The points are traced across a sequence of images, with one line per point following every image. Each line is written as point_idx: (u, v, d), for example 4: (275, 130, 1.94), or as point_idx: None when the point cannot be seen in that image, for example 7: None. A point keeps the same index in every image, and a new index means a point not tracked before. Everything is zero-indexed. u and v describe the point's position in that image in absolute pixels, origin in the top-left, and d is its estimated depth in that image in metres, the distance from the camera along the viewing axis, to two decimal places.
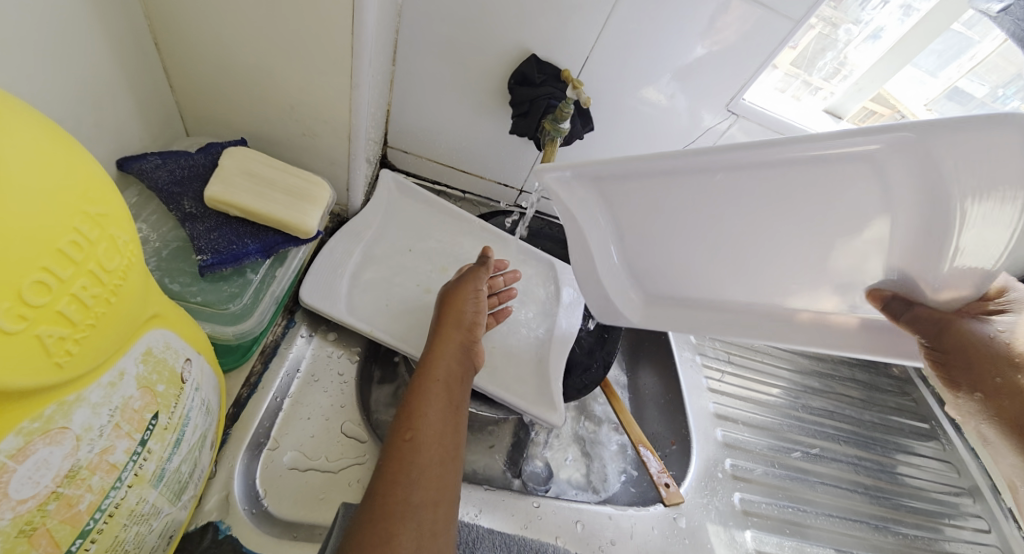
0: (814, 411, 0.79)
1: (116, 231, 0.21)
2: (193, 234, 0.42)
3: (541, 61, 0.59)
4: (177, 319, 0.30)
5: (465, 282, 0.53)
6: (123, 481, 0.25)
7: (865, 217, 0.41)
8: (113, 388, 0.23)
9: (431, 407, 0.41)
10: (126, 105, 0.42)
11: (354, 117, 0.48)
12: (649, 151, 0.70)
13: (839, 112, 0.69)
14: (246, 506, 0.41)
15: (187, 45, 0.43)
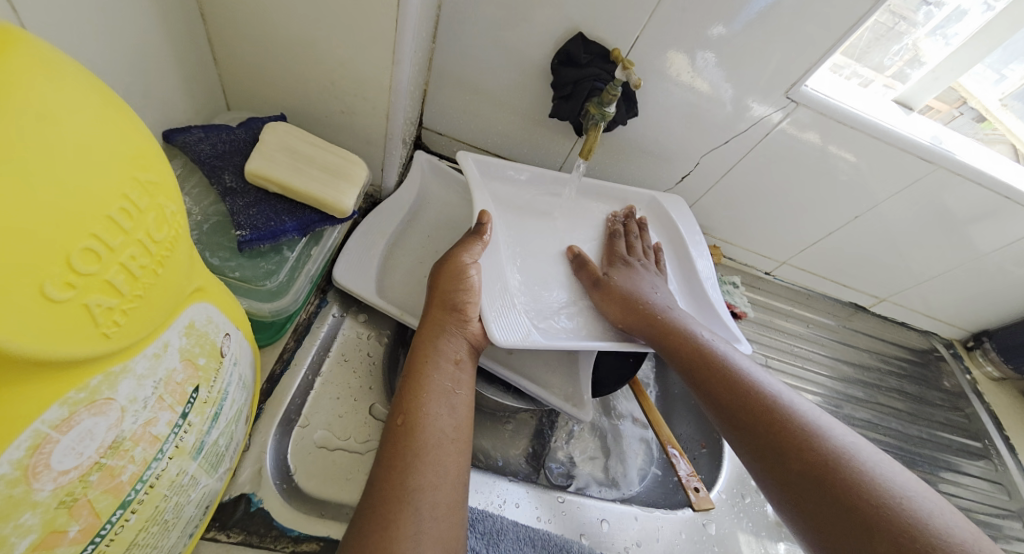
0: (855, 422, 0.75)
1: (164, 200, 0.20)
2: (232, 209, 0.41)
3: (587, 40, 0.56)
4: (220, 294, 0.29)
5: (454, 257, 0.48)
6: (164, 453, 0.24)
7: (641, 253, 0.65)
8: (158, 359, 0.22)
9: (425, 393, 0.40)
10: (171, 76, 0.42)
11: (394, 94, 0.46)
12: (694, 142, 0.66)
13: (910, 103, 0.63)
14: (278, 481, 0.41)
15: (232, 16, 0.42)
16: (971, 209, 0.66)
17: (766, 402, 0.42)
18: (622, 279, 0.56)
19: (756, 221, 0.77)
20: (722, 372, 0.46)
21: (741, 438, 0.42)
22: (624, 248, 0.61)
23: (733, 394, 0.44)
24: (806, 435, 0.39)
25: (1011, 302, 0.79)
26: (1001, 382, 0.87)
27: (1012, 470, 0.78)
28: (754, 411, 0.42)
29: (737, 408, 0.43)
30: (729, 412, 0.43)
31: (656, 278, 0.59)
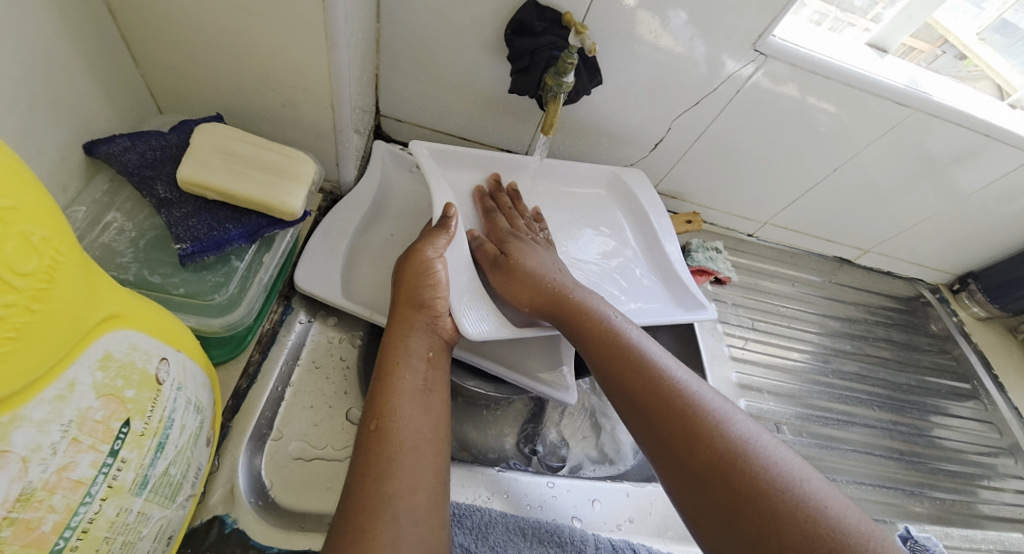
0: (845, 375, 0.75)
1: (28, 226, 0.17)
2: (169, 221, 0.39)
3: (540, 6, 0.53)
4: (145, 318, 0.27)
5: (417, 251, 0.45)
6: (94, 495, 0.23)
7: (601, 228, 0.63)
8: (63, 401, 0.20)
9: (399, 395, 0.38)
10: (86, 83, 0.39)
11: (335, 82, 0.43)
12: (664, 107, 0.63)
13: (884, 45, 0.60)
14: (252, 499, 0.40)
15: (143, 11, 0.39)
16: (951, 151, 0.65)
17: (685, 403, 0.37)
18: (524, 257, 0.50)
19: (734, 183, 0.75)
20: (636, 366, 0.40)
21: (656, 445, 0.37)
22: (506, 224, 0.54)
23: (648, 394, 0.38)
24: (715, 429, 0.35)
25: (995, 241, 0.79)
26: (988, 322, 0.88)
27: (1001, 408, 0.79)
28: (666, 414, 0.37)
29: (648, 404, 0.38)
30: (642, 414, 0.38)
31: (551, 252, 0.54)
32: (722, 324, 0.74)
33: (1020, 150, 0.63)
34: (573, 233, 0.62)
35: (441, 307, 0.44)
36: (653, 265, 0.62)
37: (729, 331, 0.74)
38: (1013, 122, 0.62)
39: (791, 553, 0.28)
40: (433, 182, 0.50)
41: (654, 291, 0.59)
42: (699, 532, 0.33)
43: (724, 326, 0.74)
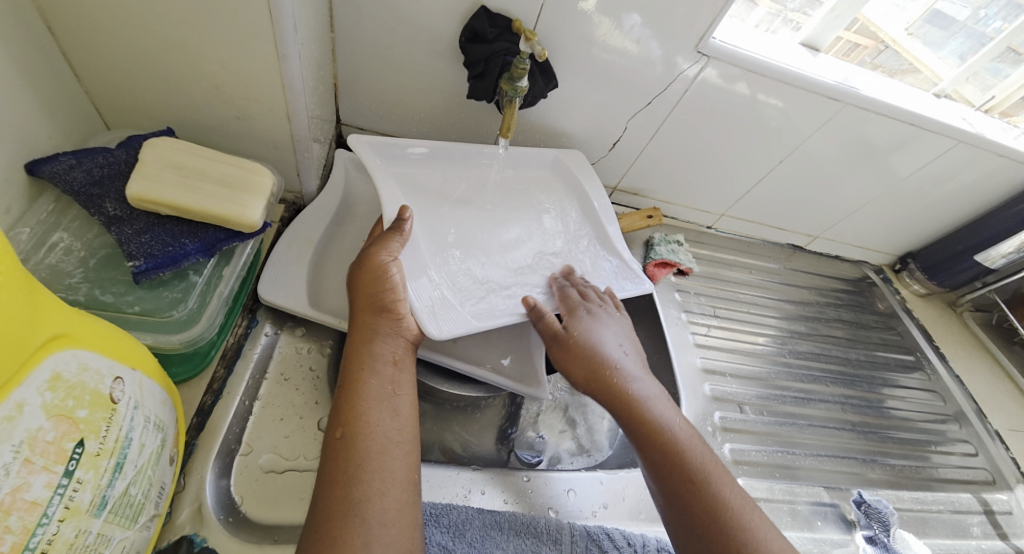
0: (801, 355, 0.79)
1: None
2: (120, 239, 0.38)
3: (492, 13, 0.54)
4: (94, 336, 0.27)
5: (371, 256, 0.45)
6: (50, 517, 0.22)
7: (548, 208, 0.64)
8: (11, 423, 0.20)
9: (364, 401, 0.38)
10: (27, 103, 0.38)
11: (289, 93, 0.44)
12: (619, 107, 0.66)
13: (816, 44, 0.65)
14: (221, 516, 0.39)
15: (84, 28, 0.38)
16: (884, 140, 0.69)
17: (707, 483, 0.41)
18: (586, 339, 0.50)
19: (691, 176, 0.78)
20: (680, 456, 0.43)
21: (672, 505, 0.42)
22: (576, 296, 0.53)
23: (678, 468, 0.42)
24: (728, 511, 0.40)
25: (931, 223, 0.85)
26: (930, 298, 0.94)
27: (944, 377, 0.84)
28: (699, 511, 0.40)
29: (672, 469, 0.43)
30: (675, 500, 0.42)
31: (616, 327, 0.53)
32: (686, 313, 0.77)
33: (945, 138, 0.68)
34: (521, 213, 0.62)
35: (401, 309, 0.44)
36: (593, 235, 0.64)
37: (693, 319, 0.77)
38: (937, 112, 0.67)
39: None
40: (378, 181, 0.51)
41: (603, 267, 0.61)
42: None
43: (688, 315, 0.77)
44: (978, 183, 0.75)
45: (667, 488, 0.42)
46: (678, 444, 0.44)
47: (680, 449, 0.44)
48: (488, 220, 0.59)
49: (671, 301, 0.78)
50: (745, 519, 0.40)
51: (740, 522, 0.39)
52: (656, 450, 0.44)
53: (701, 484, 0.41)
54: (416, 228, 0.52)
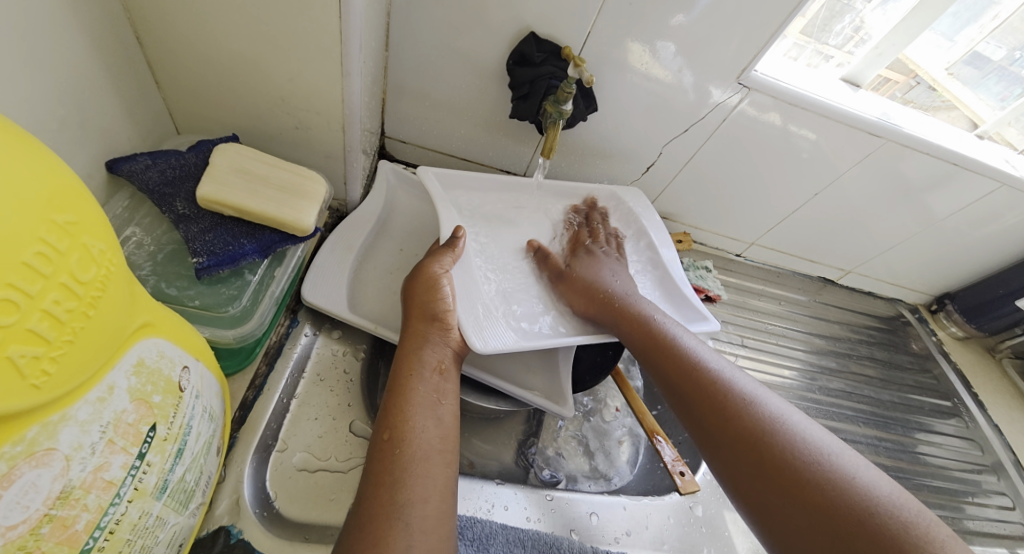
0: (831, 392, 0.78)
1: (89, 239, 0.19)
2: (187, 236, 0.40)
3: (540, 39, 0.56)
4: (170, 326, 0.29)
5: (427, 268, 0.48)
6: (121, 497, 0.24)
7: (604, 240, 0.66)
8: (103, 403, 0.22)
9: (412, 406, 0.40)
10: (112, 106, 0.40)
11: (348, 107, 0.46)
12: (656, 132, 0.67)
13: (857, 80, 0.65)
14: (257, 510, 0.40)
15: (170, 41, 0.41)
16: (924, 178, 0.69)
17: (689, 359, 0.46)
18: (584, 270, 0.58)
19: (722, 204, 0.78)
20: (721, 391, 0.43)
21: (668, 385, 0.46)
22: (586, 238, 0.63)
23: (663, 350, 0.48)
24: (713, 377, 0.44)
25: (969, 264, 0.83)
26: (967, 341, 0.91)
27: (982, 425, 0.81)
28: (716, 408, 0.42)
29: (660, 351, 0.48)
30: (665, 374, 0.47)
31: (617, 265, 0.60)
32: (713, 340, 0.77)
33: (988, 179, 0.68)
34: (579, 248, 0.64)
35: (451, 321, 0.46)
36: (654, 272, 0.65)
37: (720, 347, 0.76)
38: (979, 153, 0.66)
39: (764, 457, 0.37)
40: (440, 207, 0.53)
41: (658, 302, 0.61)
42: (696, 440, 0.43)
43: (715, 342, 0.77)
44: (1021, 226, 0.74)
45: (711, 429, 0.41)
46: (719, 382, 0.43)
47: (722, 385, 0.43)
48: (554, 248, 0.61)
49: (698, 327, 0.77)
50: (763, 409, 0.41)
51: (741, 396, 0.42)
52: (695, 392, 0.44)
53: (748, 418, 0.40)
54: (469, 246, 0.55)
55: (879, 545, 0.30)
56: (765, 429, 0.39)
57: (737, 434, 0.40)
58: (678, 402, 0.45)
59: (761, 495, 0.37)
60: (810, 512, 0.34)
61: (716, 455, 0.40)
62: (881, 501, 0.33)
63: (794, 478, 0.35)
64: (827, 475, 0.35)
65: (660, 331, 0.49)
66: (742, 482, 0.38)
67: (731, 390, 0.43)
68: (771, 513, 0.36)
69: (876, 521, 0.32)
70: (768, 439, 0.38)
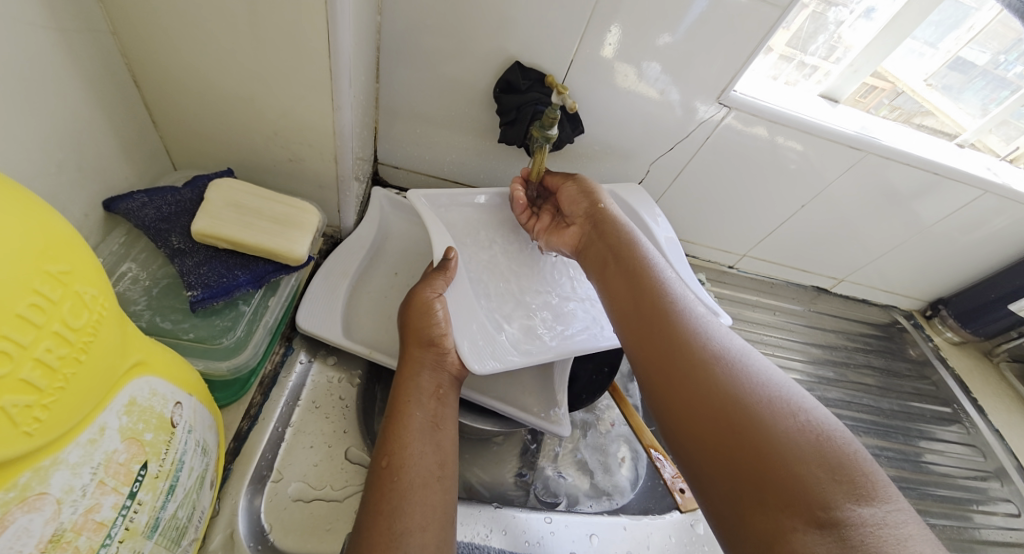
0: (830, 402, 0.77)
1: (82, 286, 0.20)
2: (182, 270, 0.41)
3: (525, 67, 0.58)
4: (163, 363, 0.29)
5: (419, 292, 0.48)
6: (113, 538, 0.24)
7: None
8: (95, 445, 0.22)
9: (410, 432, 0.40)
10: (110, 147, 0.42)
11: (339, 139, 0.47)
12: (643, 150, 0.68)
13: (836, 96, 0.67)
14: (251, 543, 0.40)
15: (166, 82, 0.43)
16: (908, 187, 0.70)
17: (648, 289, 0.43)
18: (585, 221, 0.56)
19: (712, 219, 0.79)
20: (672, 318, 0.39)
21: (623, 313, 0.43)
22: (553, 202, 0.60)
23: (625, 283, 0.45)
24: (671, 307, 0.41)
25: (960, 269, 0.84)
26: (963, 346, 0.91)
27: (983, 431, 0.81)
28: (667, 337, 0.38)
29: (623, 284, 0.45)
30: (623, 303, 0.44)
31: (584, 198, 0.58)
32: None
33: (970, 187, 0.69)
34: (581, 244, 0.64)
35: (448, 343, 0.46)
36: None
37: None
38: (959, 162, 0.68)
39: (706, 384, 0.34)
40: (433, 228, 0.53)
41: None
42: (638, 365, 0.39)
43: None
44: (1010, 230, 0.75)
45: (658, 357, 0.37)
46: (677, 313, 0.40)
47: (679, 316, 0.40)
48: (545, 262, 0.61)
49: None
50: (719, 342, 0.37)
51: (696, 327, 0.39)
52: (652, 320, 0.40)
53: (701, 347, 0.36)
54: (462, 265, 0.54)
55: (811, 480, 0.28)
56: (717, 358, 0.36)
57: (685, 363, 0.36)
58: (629, 327, 0.42)
59: (696, 425, 0.33)
60: (750, 448, 0.30)
61: (656, 384, 0.37)
62: (821, 438, 0.30)
63: (739, 408, 0.32)
64: (775, 407, 0.32)
65: (630, 264, 0.46)
66: (679, 411, 0.34)
67: (691, 321, 0.39)
68: (701, 447, 0.32)
69: (817, 456, 0.29)
70: (718, 370, 0.35)
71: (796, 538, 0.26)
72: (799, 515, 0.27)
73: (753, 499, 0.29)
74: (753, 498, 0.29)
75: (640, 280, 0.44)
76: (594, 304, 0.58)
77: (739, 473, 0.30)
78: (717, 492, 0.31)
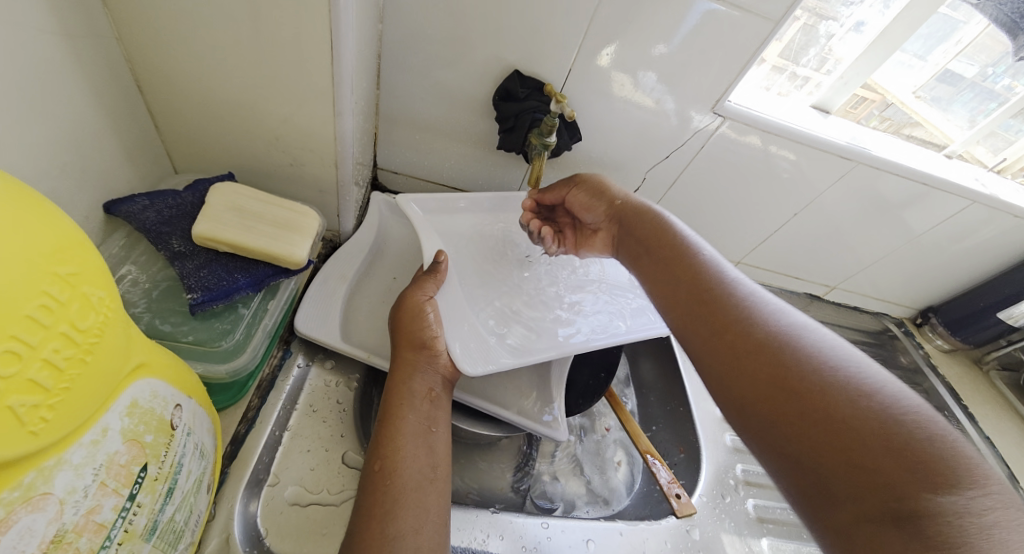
0: None
1: (89, 288, 0.20)
2: (182, 272, 0.41)
3: (524, 76, 0.59)
4: (164, 365, 0.29)
5: (409, 295, 0.48)
6: (112, 540, 0.24)
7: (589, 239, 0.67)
8: (97, 446, 0.22)
9: (402, 435, 0.40)
10: (112, 150, 0.42)
11: (340, 144, 0.47)
12: (640, 158, 0.69)
13: (827, 106, 0.69)
14: (247, 548, 0.40)
15: (169, 87, 0.43)
16: (899, 197, 0.71)
17: (702, 277, 0.43)
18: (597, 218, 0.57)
19: (707, 226, 0.80)
20: (728, 306, 0.40)
21: (676, 304, 0.44)
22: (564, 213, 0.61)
23: (676, 273, 0.45)
24: (728, 294, 0.41)
25: (950, 277, 0.85)
26: (954, 353, 0.93)
27: (974, 438, 0.81)
28: (724, 325, 0.39)
29: (675, 275, 0.45)
30: (675, 293, 0.44)
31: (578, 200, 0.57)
32: None
33: (958, 197, 0.70)
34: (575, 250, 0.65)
35: (438, 346, 0.46)
36: None
37: None
38: (948, 172, 0.69)
39: (771, 370, 0.35)
40: (422, 233, 0.54)
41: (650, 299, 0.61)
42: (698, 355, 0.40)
43: None
44: (997, 238, 0.76)
45: (717, 350, 0.38)
46: (734, 298, 0.40)
47: (737, 303, 0.40)
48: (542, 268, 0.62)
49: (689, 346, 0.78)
50: (783, 326, 0.37)
51: (757, 312, 0.39)
52: (706, 313, 0.41)
53: (759, 336, 0.37)
54: (452, 270, 0.55)
55: (893, 465, 0.27)
56: (777, 345, 0.36)
57: (745, 353, 0.37)
58: (686, 317, 0.42)
59: (764, 417, 0.34)
60: (824, 434, 0.30)
61: (719, 376, 0.38)
62: (904, 421, 0.29)
63: (803, 397, 0.32)
64: (842, 390, 0.31)
65: (677, 254, 0.47)
66: (745, 402, 0.35)
67: (746, 309, 0.39)
68: (772, 434, 0.33)
69: (901, 440, 0.28)
70: (778, 357, 0.35)
71: (871, 525, 0.27)
72: (882, 500, 0.27)
73: (824, 486, 0.29)
74: (824, 485, 0.29)
75: (692, 270, 0.45)
76: (583, 309, 0.57)
77: (808, 462, 0.31)
78: (790, 475, 0.31)
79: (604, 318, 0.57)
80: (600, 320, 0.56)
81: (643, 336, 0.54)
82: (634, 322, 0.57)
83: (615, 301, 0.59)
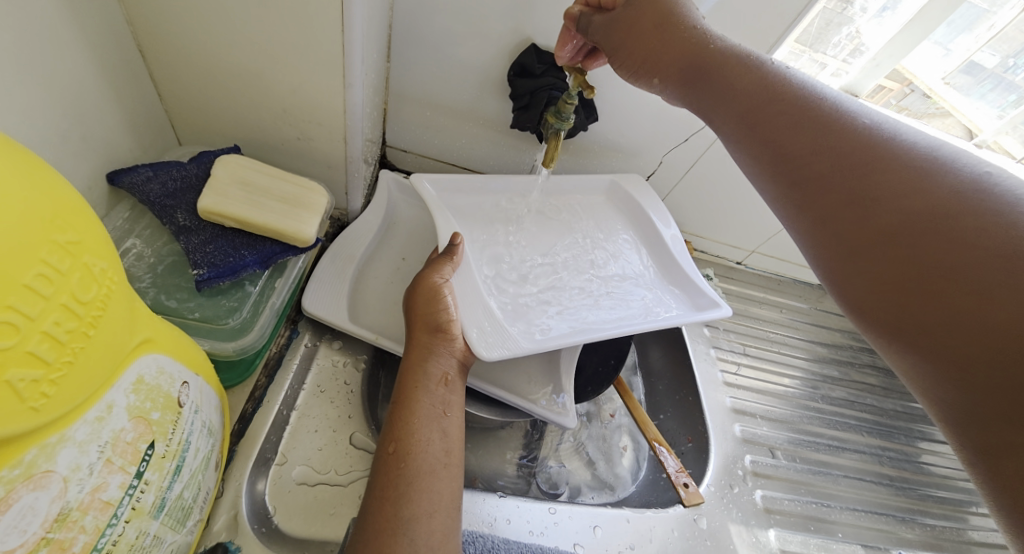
0: (834, 401, 0.77)
1: (91, 258, 0.19)
2: (188, 248, 0.40)
3: (541, 50, 0.57)
4: (170, 341, 0.28)
5: (426, 277, 0.47)
6: (118, 518, 0.23)
7: (600, 221, 0.65)
8: (102, 422, 0.21)
9: (417, 417, 0.39)
10: (114, 118, 0.40)
11: (349, 118, 0.46)
12: (657, 140, 0.67)
13: (855, 89, 0.66)
14: (255, 526, 0.40)
15: (173, 53, 0.41)
16: None
17: (818, 142, 0.37)
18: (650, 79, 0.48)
19: (723, 214, 0.78)
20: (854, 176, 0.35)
21: (786, 181, 0.39)
22: None
23: (783, 139, 0.39)
24: (855, 157, 0.35)
25: None
26: None
27: None
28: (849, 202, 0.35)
29: (786, 142, 0.39)
30: (784, 165, 0.39)
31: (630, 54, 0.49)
32: (714, 348, 0.77)
33: None
34: (588, 231, 0.64)
35: (455, 329, 0.45)
36: (654, 258, 0.63)
37: (722, 356, 0.76)
38: None
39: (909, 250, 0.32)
40: (438, 216, 0.53)
41: (664, 290, 0.59)
42: (811, 234, 0.38)
43: (717, 351, 0.77)
44: None
45: (845, 242, 0.35)
46: (865, 163, 0.35)
47: (867, 171, 0.35)
48: (554, 248, 0.60)
49: (699, 335, 0.77)
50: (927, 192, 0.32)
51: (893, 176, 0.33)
52: (838, 198, 0.36)
53: (909, 218, 0.32)
54: (468, 255, 0.54)
55: None
56: (931, 226, 0.31)
57: (887, 240, 0.33)
58: (799, 193, 0.38)
59: (890, 302, 0.33)
60: (966, 319, 0.28)
61: (845, 272, 0.35)
62: None
63: (959, 289, 0.29)
64: (987, 275, 0.28)
65: (784, 116, 0.39)
66: (861, 292, 0.34)
67: (895, 181, 0.33)
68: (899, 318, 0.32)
69: None
70: (932, 241, 0.31)
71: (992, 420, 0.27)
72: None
73: (962, 388, 0.28)
74: (955, 387, 0.29)
75: (804, 132, 0.38)
76: (596, 295, 0.56)
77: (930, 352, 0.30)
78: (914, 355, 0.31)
79: (615, 306, 0.55)
80: (617, 307, 0.55)
81: (658, 323, 0.52)
82: (648, 311, 0.55)
83: (628, 290, 0.58)
